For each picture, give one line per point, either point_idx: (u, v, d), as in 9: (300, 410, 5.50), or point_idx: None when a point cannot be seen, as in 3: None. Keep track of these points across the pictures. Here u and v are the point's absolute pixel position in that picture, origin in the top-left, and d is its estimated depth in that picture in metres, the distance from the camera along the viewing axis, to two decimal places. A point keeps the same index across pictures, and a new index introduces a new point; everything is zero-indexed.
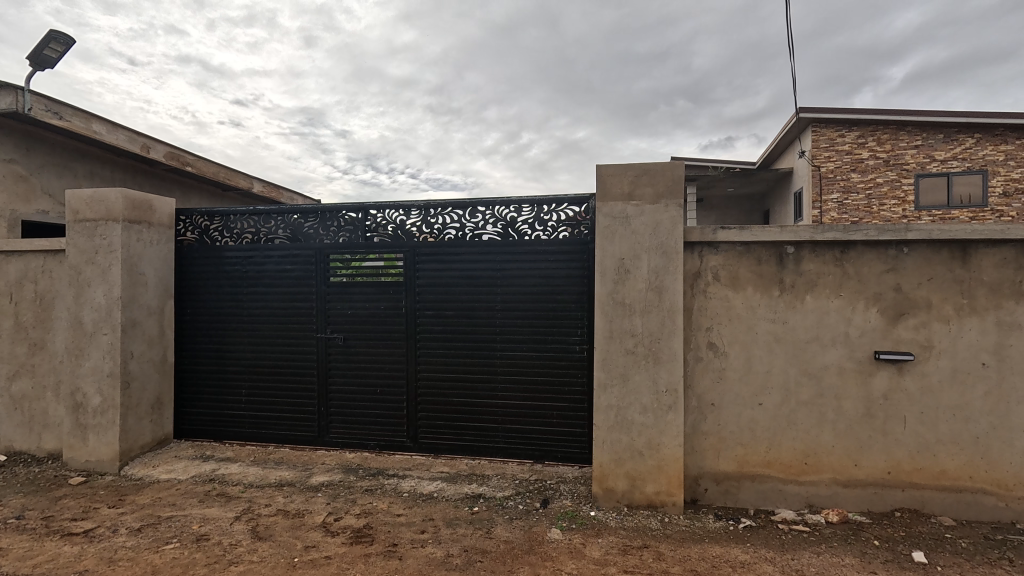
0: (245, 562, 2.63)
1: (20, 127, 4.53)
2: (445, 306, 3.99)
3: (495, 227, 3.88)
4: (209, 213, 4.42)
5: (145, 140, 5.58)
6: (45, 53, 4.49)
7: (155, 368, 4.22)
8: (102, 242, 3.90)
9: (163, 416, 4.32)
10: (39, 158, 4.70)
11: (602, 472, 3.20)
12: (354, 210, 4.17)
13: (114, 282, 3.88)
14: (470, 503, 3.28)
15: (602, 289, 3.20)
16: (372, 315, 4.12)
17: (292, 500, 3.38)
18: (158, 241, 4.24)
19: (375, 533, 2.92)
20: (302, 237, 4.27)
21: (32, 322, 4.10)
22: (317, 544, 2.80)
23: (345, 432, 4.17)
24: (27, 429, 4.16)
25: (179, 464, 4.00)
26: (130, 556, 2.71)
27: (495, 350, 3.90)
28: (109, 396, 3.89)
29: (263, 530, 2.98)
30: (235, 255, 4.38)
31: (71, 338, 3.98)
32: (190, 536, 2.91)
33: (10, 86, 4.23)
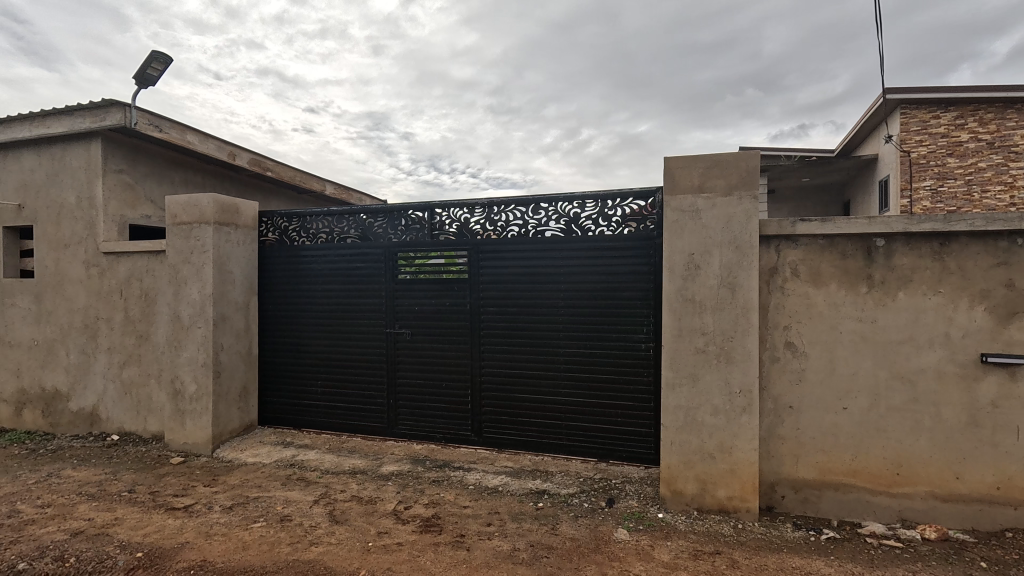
0: (324, 543, 2.78)
1: (128, 140, 5.00)
2: (507, 303, 4.03)
3: (559, 223, 3.87)
4: (288, 215, 4.71)
5: (231, 147, 6.03)
6: (148, 72, 4.94)
7: (242, 359, 4.55)
8: (197, 244, 4.26)
9: (249, 404, 4.65)
10: (143, 168, 5.17)
11: (670, 474, 3.11)
12: (420, 209, 4.30)
13: (206, 280, 4.22)
14: (535, 499, 3.30)
15: (670, 285, 3.11)
16: (437, 311, 4.23)
17: (365, 487, 3.54)
18: (243, 242, 4.56)
19: (443, 523, 3.00)
20: (372, 236, 4.46)
21: (139, 316, 4.55)
22: (389, 530, 2.91)
23: (413, 424, 4.31)
24: (135, 412, 4.62)
25: (262, 449, 4.30)
26: (223, 531, 2.95)
27: (558, 347, 3.89)
28: (203, 385, 4.24)
29: (339, 514, 3.14)
30: (311, 254, 4.63)
31: (171, 331, 4.38)
32: (275, 516, 3.12)
33: (119, 103, 4.66)
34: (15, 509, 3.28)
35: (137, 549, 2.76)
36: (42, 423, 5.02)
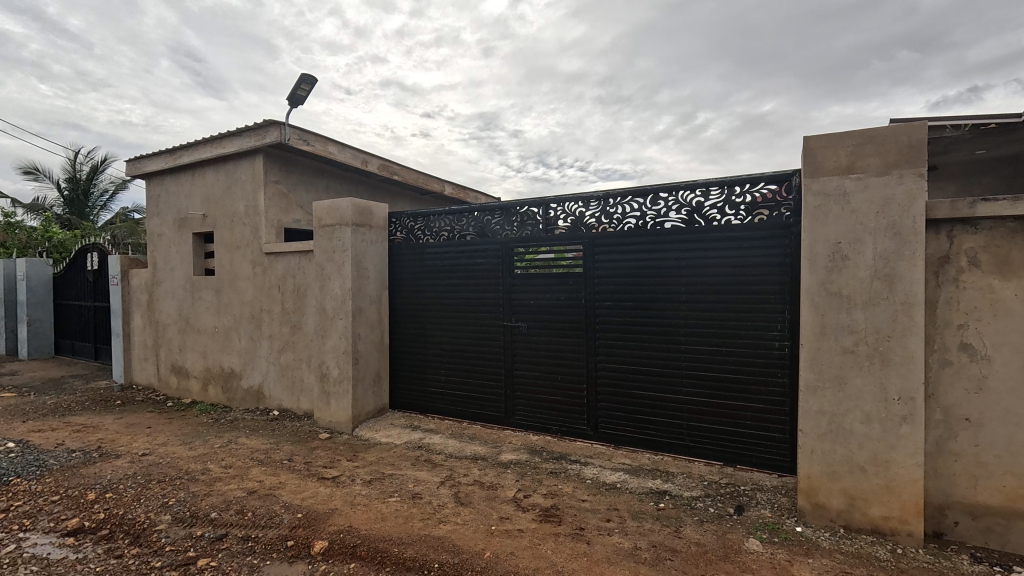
0: (452, 522, 2.96)
1: (283, 154, 5.73)
2: (624, 297, 3.95)
3: (679, 214, 3.69)
4: (413, 215, 5.06)
5: (364, 155, 6.47)
6: (298, 93, 5.60)
7: (376, 347, 5.00)
8: (338, 243, 4.75)
9: (381, 389, 5.10)
10: (294, 178, 5.89)
11: (811, 485, 2.83)
12: (536, 205, 4.37)
13: (346, 276, 4.70)
14: (656, 499, 3.20)
15: (810, 278, 2.82)
16: (553, 305, 4.28)
17: (486, 473, 3.70)
18: (376, 241, 5.00)
19: (562, 515, 3.04)
20: (489, 232, 4.63)
21: (293, 308, 5.20)
22: (510, 516, 3.02)
23: (530, 415, 4.41)
24: (291, 391, 5.30)
25: (394, 430, 4.69)
26: (365, 502, 3.28)
27: (678, 343, 3.73)
28: (344, 369, 4.73)
29: (464, 496, 3.33)
30: (434, 251, 4.94)
31: (318, 321, 4.95)
32: (407, 493, 3.40)
33: (276, 123, 5.35)
34: (207, 468, 3.95)
35: (297, 510, 3.18)
36: (222, 398, 5.96)
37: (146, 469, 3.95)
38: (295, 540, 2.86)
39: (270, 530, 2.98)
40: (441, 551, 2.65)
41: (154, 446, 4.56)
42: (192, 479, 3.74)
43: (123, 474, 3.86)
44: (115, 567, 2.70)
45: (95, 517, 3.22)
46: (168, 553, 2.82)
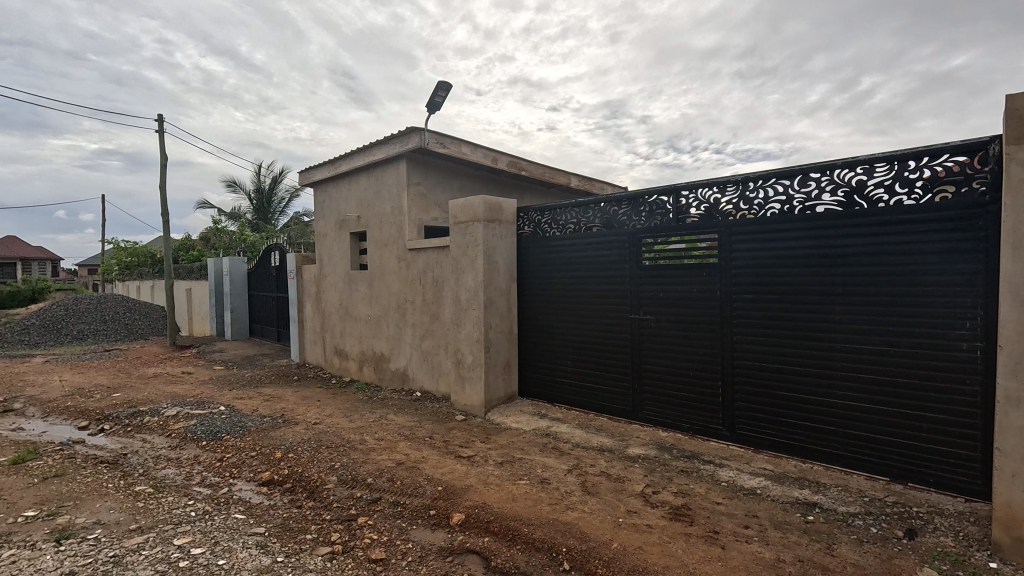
0: (579, 510, 3.02)
1: (422, 158, 6.23)
2: (766, 289, 3.63)
3: (835, 196, 3.29)
4: (541, 208, 5.18)
5: (494, 153, 6.72)
6: (435, 100, 6.04)
7: (506, 337, 5.23)
8: (471, 239, 5.05)
9: (511, 376, 5.33)
10: (432, 179, 6.38)
11: (1012, 515, 2.35)
12: (666, 193, 4.21)
13: (478, 269, 4.98)
14: (804, 511, 2.91)
15: (1014, 265, 2.33)
16: (684, 297, 4.09)
17: (613, 465, 3.69)
18: (505, 235, 5.21)
19: (694, 515, 2.92)
20: (616, 223, 4.57)
21: (432, 299, 5.66)
22: (638, 511, 2.98)
23: (659, 411, 4.28)
24: (431, 375, 5.78)
25: (523, 417, 4.88)
26: (497, 482, 3.48)
27: (832, 341, 3.34)
28: (477, 357, 5.03)
29: (591, 486, 3.36)
30: (561, 244, 5.01)
31: (454, 312, 5.32)
32: (536, 477, 3.53)
33: (417, 129, 5.83)
34: (363, 439, 4.50)
35: (438, 483, 3.48)
36: (374, 378, 6.72)
37: (318, 436, 4.62)
38: (437, 510, 3.15)
39: (415, 498, 3.31)
40: (568, 536, 2.72)
41: (323, 417, 5.31)
42: (352, 447, 4.29)
43: (301, 438, 4.57)
44: (297, 515, 3.23)
45: (281, 473, 3.88)
46: (336, 508, 3.29)
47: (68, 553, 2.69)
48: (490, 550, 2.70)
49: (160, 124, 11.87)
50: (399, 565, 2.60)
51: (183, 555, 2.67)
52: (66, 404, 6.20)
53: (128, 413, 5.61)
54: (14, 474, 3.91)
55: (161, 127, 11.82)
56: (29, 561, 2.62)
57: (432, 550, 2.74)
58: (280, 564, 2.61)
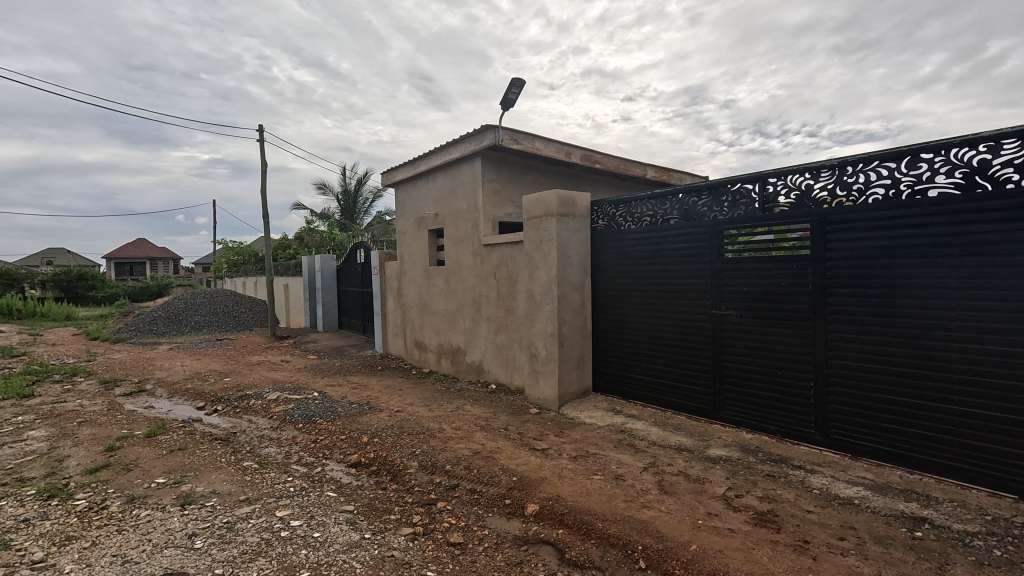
0: (655, 509, 2.95)
1: (497, 155, 6.33)
2: (865, 283, 3.33)
3: (951, 178, 2.95)
4: (615, 202, 5.09)
5: (568, 147, 6.67)
6: (509, 97, 6.10)
7: (579, 332, 5.20)
8: (545, 234, 5.06)
9: (585, 372, 5.29)
10: (506, 175, 6.46)
11: None
12: (751, 181, 3.99)
13: (552, 264, 4.98)
14: (911, 526, 2.65)
15: None
16: (771, 291, 3.85)
17: (692, 465, 3.56)
18: (579, 229, 5.17)
19: (782, 522, 2.75)
20: (696, 215, 4.39)
21: (506, 293, 5.75)
22: (719, 514, 2.86)
23: (743, 411, 4.07)
24: (505, 368, 5.88)
25: (597, 413, 4.84)
26: (572, 475, 3.49)
27: (946, 340, 3.00)
28: (551, 351, 5.05)
29: (668, 485, 3.27)
30: (636, 237, 4.89)
31: (528, 306, 5.37)
32: (611, 473, 3.50)
33: (491, 127, 5.92)
34: (442, 428, 4.69)
35: (513, 473, 3.56)
36: (451, 370, 6.95)
37: (400, 423, 4.88)
38: (512, 499, 3.22)
39: (491, 487, 3.41)
40: (644, 535, 2.67)
41: (404, 405, 5.58)
42: (432, 435, 4.49)
43: (385, 424, 4.85)
44: (382, 496, 3.45)
45: (368, 456, 4.14)
46: (417, 492, 3.46)
47: (191, 517, 3.06)
48: (564, 542, 2.72)
49: (261, 134, 12.99)
50: (476, 549, 2.70)
51: (284, 526, 2.94)
52: (187, 386, 7.00)
53: (236, 396, 6.24)
54: (147, 445, 4.49)
55: (262, 136, 12.93)
56: (161, 521, 3.01)
57: (508, 538, 2.81)
58: (367, 541, 2.79)
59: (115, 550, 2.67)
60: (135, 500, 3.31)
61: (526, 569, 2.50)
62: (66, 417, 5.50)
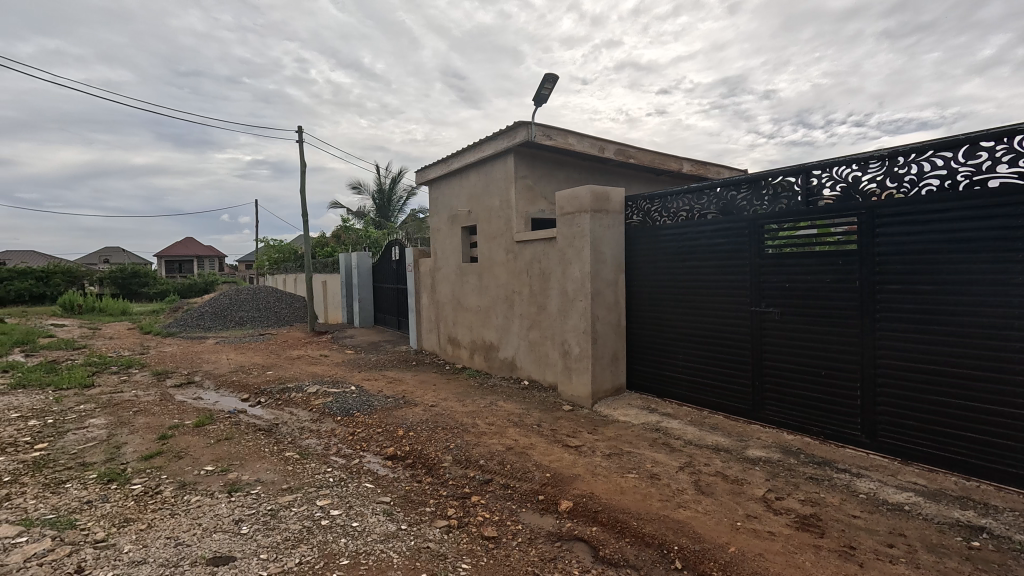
0: (692, 509, 2.90)
1: (530, 151, 6.32)
2: (917, 279, 3.17)
3: (1014, 167, 2.78)
4: (650, 197, 5.01)
5: (602, 142, 6.59)
6: (542, 93, 6.08)
7: (613, 329, 5.15)
8: (578, 230, 5.03)
9: (619, 369, 5.24)
10: (539, 171, 6.45)
11: None
12: (794, 173, 3.86)
13: (585, 260, 4.95)
14: (967, 535, 2.52)
15: None
16: (815, 288, 3.71)
17: (730, 466, 3.48)
18: (613, 225, 5.12)
19: (825, 527, 2.66)
20: (735, 209, 4.28)
21: (539, 290, 5.75)
22: (759, 516, 2.79)
23: (784, 411, 3.95)
24: (538, 364, 5.88)
25: (631, 411, 4.79)
26: (605, 473, 3.47)
27: (1007, 340, 2.83)
28: (584, 348, 5.02)
29: (705, 486, 3.20)
30: (671, 233, 4.80)
31: (561, 303, 5.35)
32: (646, 472, 3.46)
33: (524, 123, 5.92)
34: (475, 423, 4.73)
35: (546, 470, 3.56)
36: (484, 366, 7.00)
37: (434, 418, 4.95)
38: (545, 496, 3.22)
39: (524, 483, 3.42)
40: (680, 535, 2.63)
41: (438, 400, 5.66)
42: (465, 430, 4.54)
43: (419, 419, 4.93)
44: (418, 488, 3.51)
45: (404, 449, 4.22)
46: (451, 486, 3.51)
47: (237, 503, 3.20)
48: (598, 540, 2.71)
49: (300, 134, 13.34)
50: (509, 544, 2.72)
51: (324, 515, 3.03)
52: (232, 379, 7.31)
53: (278, 389, 6.47)
54: (196, 434, 4.71)
55: (300, 137, 13.28)
56: (210, 507, 3.16)
57: (541, 534, 2.82)
58: (403, 532, 2.85)
59: (168, 533, 2.82)
60: (185, 486, 3.48)
61: (560, 565, 2.50)
62: (123, 406, 5.83)
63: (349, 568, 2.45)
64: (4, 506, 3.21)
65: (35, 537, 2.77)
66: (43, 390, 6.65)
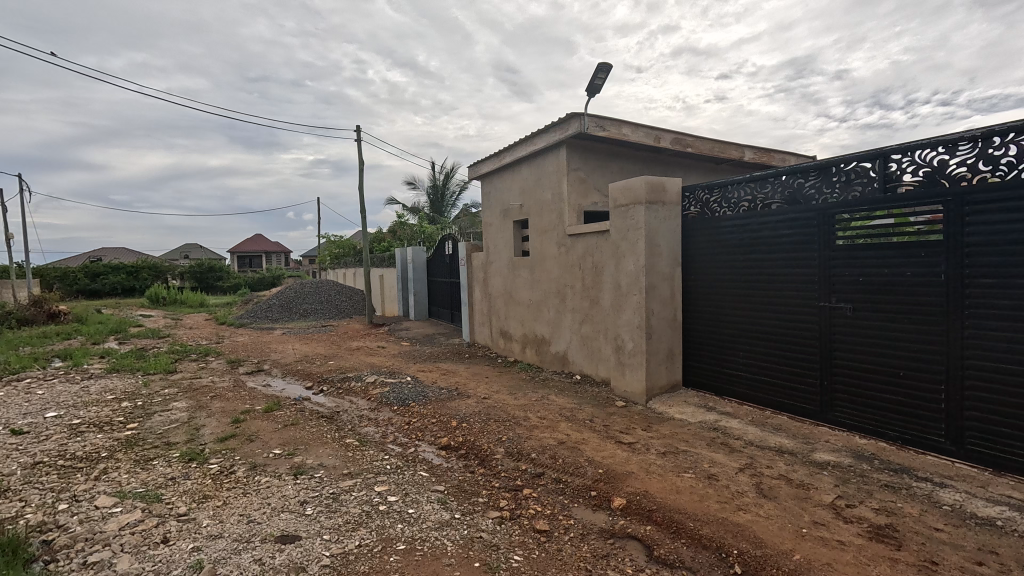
0: (753, 513, 2.78)
1: (582, 142, 6.22)
2: (1015, 272, 2.87)
3: None
4: (709, 186, 4.81)
5: (657, 132, 6.38)
6: (595, 82, 5.97)
7: (669, 324, 5.01)
8: (632, 222, 4.91)
9: (675, 365, 5.08)
10: (592, 163, 6.34)
11: None
12: (869, 158, 3.58)
13: (640, 253, 4.83)
14: None
15: None
16: (892, 282, 3.44)
17: (795, 469, 3.30)
18: (669, 217, 4.95)
19: (903, 539, 2.47)
20: (802, 198, 4.03)
21: (592, 284, 5.67)
22: (827, 524, 2.63)
23: (855, 413, 3.70)
24: (590, 359, 5.81)
25: (687, 408, 4.65)
26: (660, 472, 3.38)
27: None
28: (639, 343, 4.91)
29: (767, 489, 3.06)
30: (732, 224, 4.60)
31: (614, 297, 5.26)
32: (703, 472, 3.34)
33: (576, 115, 5.83)
34: (527, 416, 4.75)
35: (598, 466, 3.52)
36: (537, 360, 7.00)
37: (487, 410, 5.01)
38: (598, 492, 3.19)
39: (577, 478, 3.40)
40: (740, 539, 2.53)
41: (491, 393, 5.73)
42: (517, 423, 4.57)
43: (472, 410, 5.01)
44: (471, 479, 3.57)
45: (457, 440, 4.30)
46: (503, 477, 3.55)
47: (302, 486, 3.38)
48: (652, 539, 2.65)
49: (358, 133, 13.79)
50: (561, 538, 2.71)
51: (381, 500, 3.15)
52: (298, 367, 7.73)
53: (339, 378, 6.77)
54: (266, 419, 5.02)
55: (358, 135, 13.72)
56: (278, 488, 3.35)
57: (594, 530, 2.79)
58: (457, 521, 2.91)
59: (241, 510, 3.02)
60: (256, 467, 3.72)
61: (613, 562, 2.47)
62: (201, 391, 6.30)
63: (405, 553, 2.53)
64: (102, 479, 3.55)
65: (127, 508, 3.05)
66: (134, 375, 7.31)
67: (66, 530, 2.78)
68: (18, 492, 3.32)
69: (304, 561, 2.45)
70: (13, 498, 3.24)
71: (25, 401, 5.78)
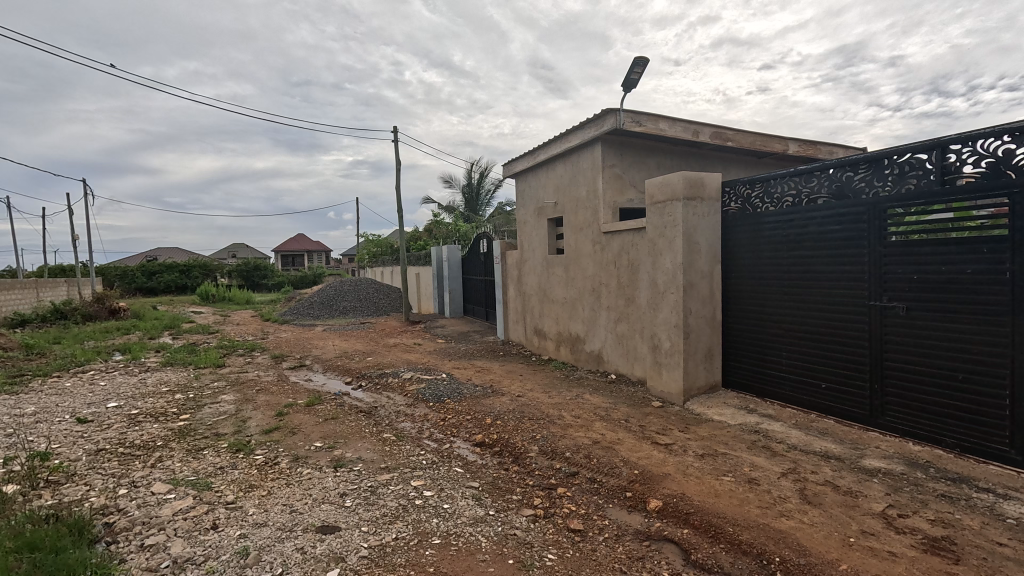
0: (796, 520, 2.68)
1: (618, 138, 6.13)
2: None
3: None
4: (750, 181, 4.66)
5: (696, 126, 6.22)
6: (631, 77, 5.87)
7: (708, 323, 4.88)
8: (670, 219, 4.80)
9: (714, 365, 4.96)
10: (628, 159, 6.25)
11: None
12: (926, 149, 3.39)
13: (677, 251, 4.72)
14: None
15: None
16: (951, 280, 3.24)
17: (842, 476, 3.16)
18: (708, 213, 4.82)
19: (961, 553, 2.33)
20: (851, 193, 3.86)
21: (628, 282, 5.59)
22: (877, 533, 2.51)
23: (909, 419, 3.52)
24: (626, 358, 5.73)
25: (727, 410, 4.52)
26: (698, 474, 3.31)
27: None
28: (676, 342, 4.81)
29: (812, 495, 2.94)
30: (776, 220, 4.44)
31: (651, 295, 5.17)
32: (743, 476, 3.25)
33: (612, 110, 5.75)
34: (561, 415, 4.72)
35: (634, 466, 3.47)
36: (571, 358, 6.96)
37: (521, 408, 5.02)
38: (633, 493, 3.15)
39: (611, 478, 3.36)
40: (782, 545, 2.45)
41: (525, 391, 5.74)
42: (552, 421, 4.55)
43: (507, 408, 5.03)
44: (505, 476, 3.59)
45: (491, 437, 4.33)
46: (537, 476, 3.55)
47: (342, 478, 3.48)
48: (689, 543, 2.59)
49: (395, 134, 14.01)
50: (596, 539, 2.69)
51: (417, 495, 3.20)
52: (337, 363, 7.95)
53: (377, 374, 6.92)
54: (307, 413, 5.18)
55: (396, 136, 13.97)
56: (319, 479, 3.47)
57: (629, 531, 2.76)
58: (491, 517, 2.93)
59: (285, 500, 3.13)
60: (299, 459, 3.85)
61: (648, 565, 2.43)
62: (248, 385, 6.57)
63: (440, 547, 2.57)
64: (157, 466, 3.76)
65: (180, 495, 3.22)
66: (186, 368, 7.70)
67: (125, 514, 2.96)
68: (83, 477, 3.56)
69: (343, 552, 2.52)
70: (79, 482, 3.47)
71: (89, 391, 6.18)
